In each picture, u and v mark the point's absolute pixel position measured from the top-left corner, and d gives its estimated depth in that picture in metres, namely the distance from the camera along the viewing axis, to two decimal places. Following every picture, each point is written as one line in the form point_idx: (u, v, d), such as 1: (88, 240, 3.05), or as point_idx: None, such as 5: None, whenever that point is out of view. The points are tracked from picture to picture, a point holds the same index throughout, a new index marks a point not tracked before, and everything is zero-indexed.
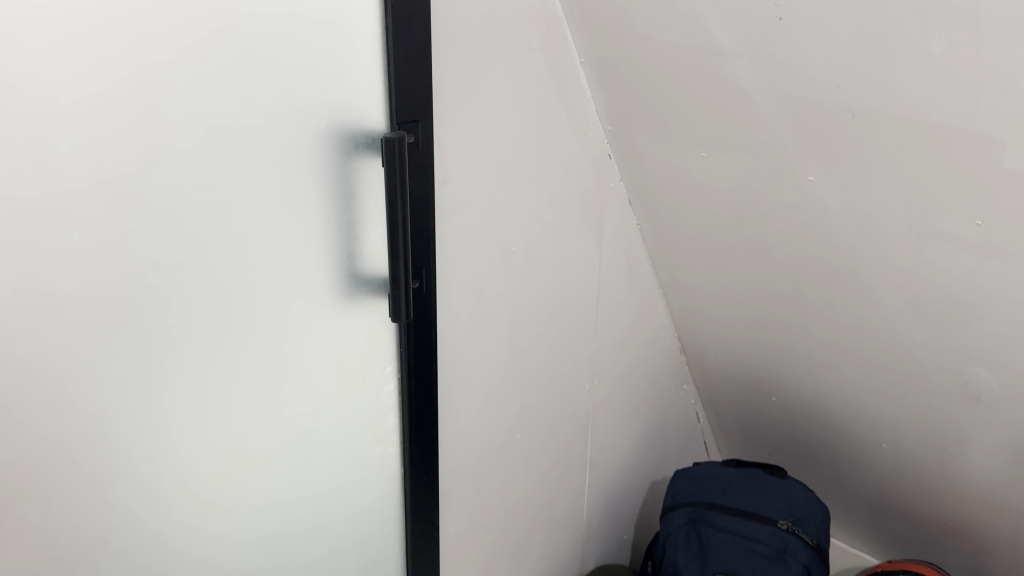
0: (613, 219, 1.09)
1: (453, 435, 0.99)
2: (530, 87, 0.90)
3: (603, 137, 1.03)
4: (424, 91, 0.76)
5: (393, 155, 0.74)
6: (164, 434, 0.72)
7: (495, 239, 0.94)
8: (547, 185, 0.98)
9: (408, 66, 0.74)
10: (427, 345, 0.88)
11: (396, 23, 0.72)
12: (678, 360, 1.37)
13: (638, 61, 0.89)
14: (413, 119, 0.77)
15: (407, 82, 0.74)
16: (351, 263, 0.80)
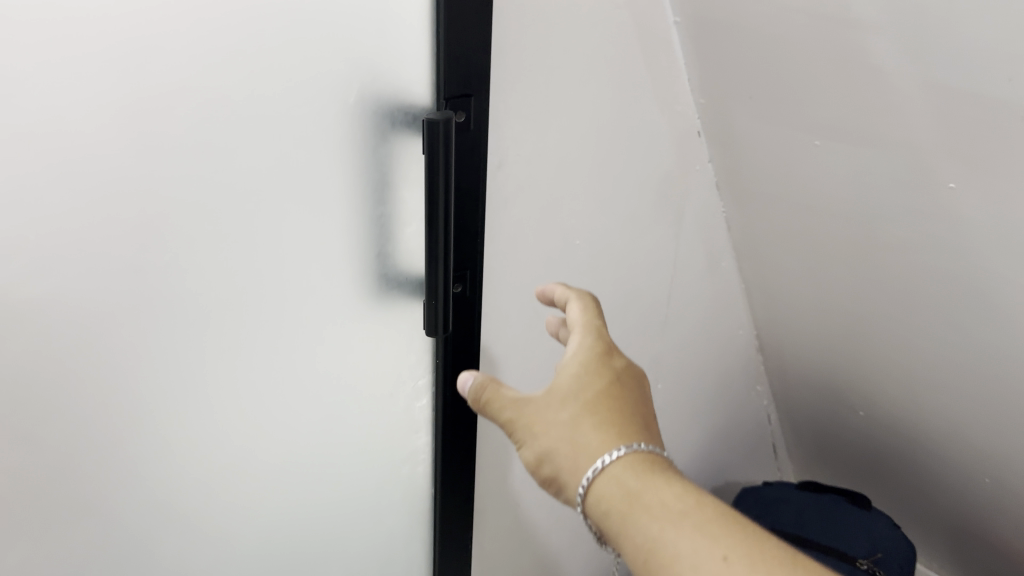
0: (695, 206, 0.94)
1: (494, 451, 0.85)
2: (611, 51, 0.74)
3: (694, 110, 0.87)
4: (482, 58, 0.61)
5: (436, 142, 0.60)
6: (156, 457, 0.62)
7: (555, 230, 0.79)
8: (622, 168, 0.83)
9: (464, 26, 0.58)
10: (469, 359, 0.74)
11: None
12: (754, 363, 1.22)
13: (748, 23, 0.73)
14: (465, 92, 0.61)
15: (460, 46, 0.59)
16: (380, 262, 0.67)
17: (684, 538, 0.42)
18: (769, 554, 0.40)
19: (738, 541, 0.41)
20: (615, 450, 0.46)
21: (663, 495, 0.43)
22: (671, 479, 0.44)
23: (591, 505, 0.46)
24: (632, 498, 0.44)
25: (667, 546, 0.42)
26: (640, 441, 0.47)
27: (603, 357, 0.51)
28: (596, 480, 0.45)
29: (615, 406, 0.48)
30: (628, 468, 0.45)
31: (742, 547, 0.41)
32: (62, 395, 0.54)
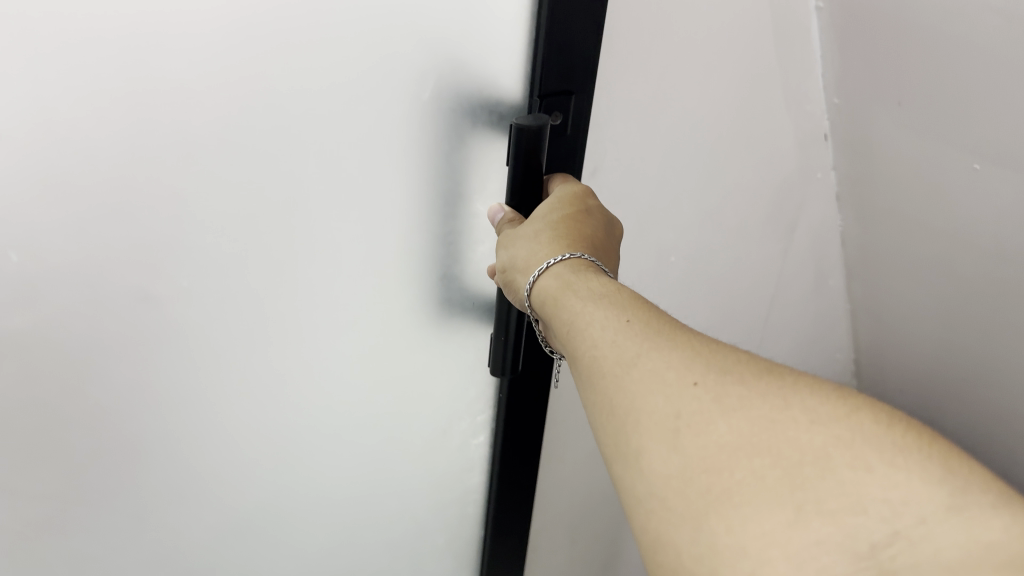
0: (810, 222, 0.81)
1: (554, 486, 0.76)
2: (741, 40, 0.61)
3: (825, 110, 0.72)
4: (591, 45, 0.48)
5: (524, 153, 0.48)
6: (166, 459, 0.56)
7: (649, 244, 0.68)
8: (734, 175, 0.70)
9: (572, 8, 0.46)
10: (535, 397, 0.64)
11: None
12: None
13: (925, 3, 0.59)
14: (565, 89, 0.49)
15: (565, 34, 0.47)
16: (443, 283, 0.57)
17: (599, 311, 0.39)
18: (676, 327, 0.37)
19: (650, 319, 0.37)
20: (561, 253, 0.42)
21: (592, 283, 0.40)
22: (612, 280, 0.41)
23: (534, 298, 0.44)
24: (565, 287, 0.41)
25: (584, 318, 0.39)
26: (590, 252, 0.43)
27: (581, 193, 0.47)
28: (541, 277, 0.43)
29: (571, 218, 0.45)
30: (571, 267, 0.42)
31: (657, 330, 0.37)
32: (48, 378, 0.49)
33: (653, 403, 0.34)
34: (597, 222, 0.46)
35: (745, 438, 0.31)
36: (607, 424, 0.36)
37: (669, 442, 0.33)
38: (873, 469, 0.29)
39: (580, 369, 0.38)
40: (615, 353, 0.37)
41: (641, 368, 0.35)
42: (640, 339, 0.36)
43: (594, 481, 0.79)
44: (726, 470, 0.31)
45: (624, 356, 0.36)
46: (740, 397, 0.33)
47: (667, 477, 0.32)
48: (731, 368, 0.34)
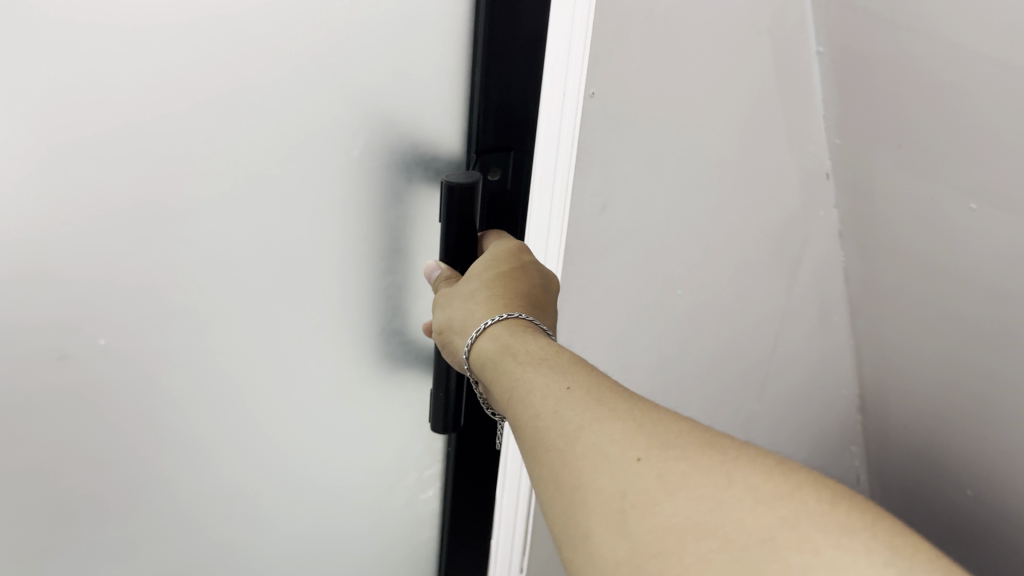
0: (814, 259, 0.83)
1: None
2: (745, 83, 0.64)
3: (827, 152, 0.75)
4: (529, 108, 0.58)
5: (455, 208, 0.55)
6: (184, 450, 0.63)
7: (657, 279, 0.70)
8: (740, 214, 0.72)
9: (505, 84, 0.57)
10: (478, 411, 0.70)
11: (496, 30, 0.54)
12: (849, 435, 1.08)
13: (930, 48, 0.62)
14: (503, 147, 0.59)
15: (501, 102, 0.57)
16: (395, 313, 0.66)
17: (538, 377, 0.43)
18: (608, 391, 0.41)
19: (587, 387, 0.41)
20: (499, 314, 0.48)
21: (531, 346, 0.45)
22: (544, 336, 0.46)
23: (475, 358, 0.49)
24: (504, 349, 0.46)
25: (527, 384, 0.43)
26: (523, 310, 0.49)
27: (516, 251, 0.55)
28: (479, 337, 0.48)
29: (505, 281, 0.51)
30: (508, 327, 0.47)
31: (588, 388, 0.41)
32: (63, 382, 0.55)
33: (598, 481, 0.37)
34: (532, 283, 0.52)
35: (688, 507, 0.34)
36: (557, 498, 0.38)
37: (616, 525, 0.35)
38: (819, 553, 0.31)
39: (524, 437, 0.42)
40: (557, 424, 0.40)
41: (584, 438, 0.38)
42: (577, 409, 0.40)
43: None
44: (675, 556, 0.33)
45: (565, 429, 0.39)
46: (682, 475, 0.35)
47: (616, 561, 0.34)
48: (670, 443, 0.37)
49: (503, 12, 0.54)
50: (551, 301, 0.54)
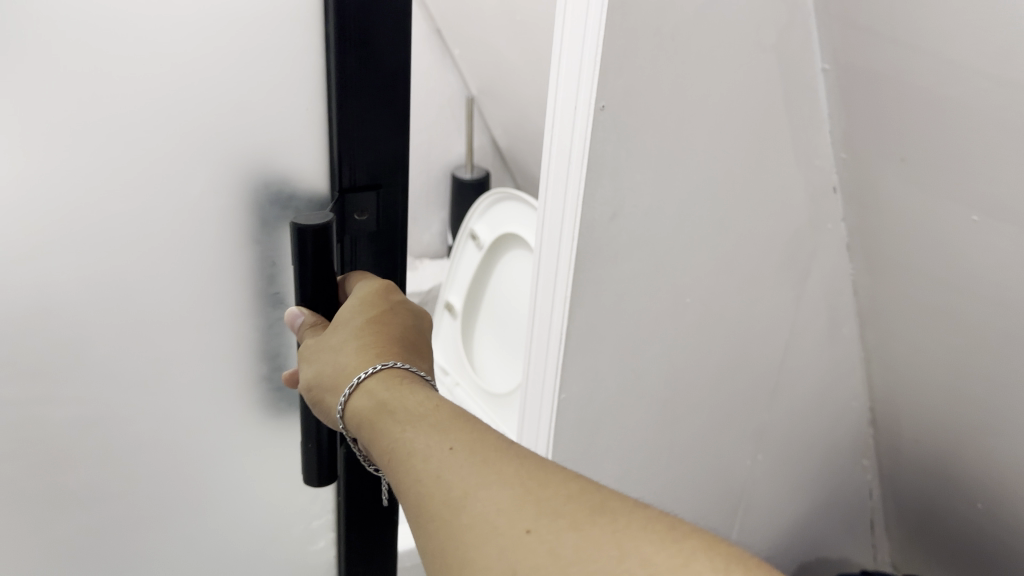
0: (822, 269, 0.85)
1: None
2: (752, 98, 0.67)
3: (834, 164, 0.78)
4: (393, 145, 0.49)
5: (308, 255, 0.47)
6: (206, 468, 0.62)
7: (668, 287, 0.72)
8: (747, 226, 0.75)
9: (364, 111, 0.47)
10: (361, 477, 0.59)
11: (353, 44, 0.45)
12: (863, 448, 1.10)
13: (921, 67, 0.63)
14: (372, 182, 0.50)
15: (363, 133, 0.48)
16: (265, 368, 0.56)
17: (419, 439, 0.41)
18: (494, 450, 0.40)
19: (471, 449, 0.40)
20: (371, 365, 0.45)
21: (409, 401, 0.43)
22: (421, 387, 0.44)
23: (349, 418, 0.45)
24: (380, 407, 0.43)
25: (406, 446, 0.41)
26: (397, 358, 0.46)
27: (383, 292, 0.50)
28: (353, 395, 0.45)
29: (380, 325, 0.48)
30: (382, 379, 0.44)
31: (471, 449, 0.40)
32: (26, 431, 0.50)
33: (489, 555, 0.36)
34: (403, 325, 0.48)
35: (591, 558, 0.34)
36: (444, 565, 0.37)
37: None
38: None
39: (408, 506, 0.40)
40: (443, 491, 0.38)
41: (473, 505, 0.37)
42: (462, 473, 0.39)
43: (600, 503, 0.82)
44: None
45: (452, 496, 0.38)
46: (575, 546, 0.35)
47: None
48: (559, 510, 0.36)
49: (354, 45, 0.45)
50: (426, 339, 0.51)
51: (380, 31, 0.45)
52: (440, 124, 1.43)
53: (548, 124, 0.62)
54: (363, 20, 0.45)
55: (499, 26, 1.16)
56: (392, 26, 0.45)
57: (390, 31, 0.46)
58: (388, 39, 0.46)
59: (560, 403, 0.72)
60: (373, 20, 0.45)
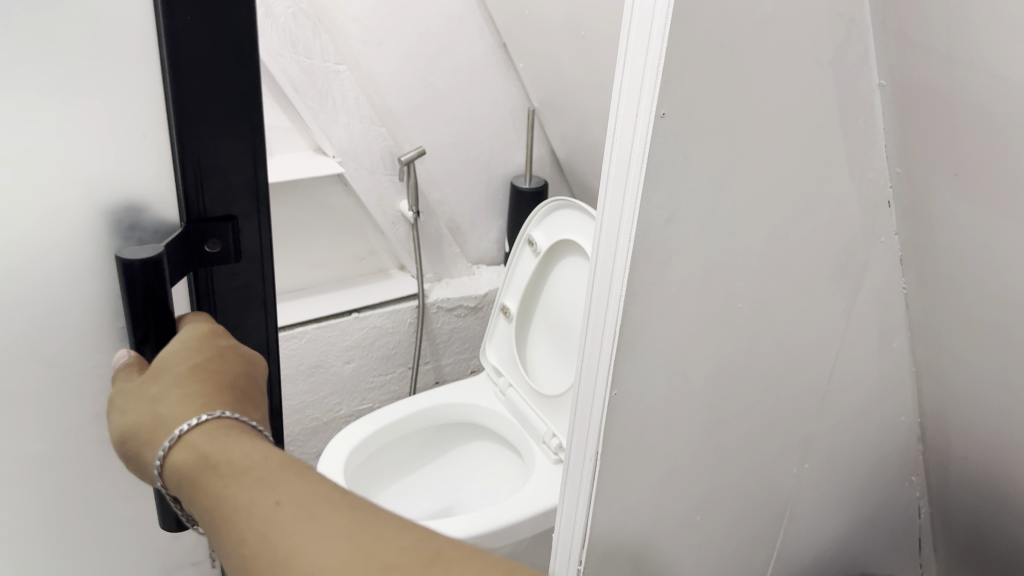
0: (874, 280, 0.86)
1: (618, 500, 0.81)
2: (807, 110, 0.70)
3: (887, 178, 0.80)
4: (246, 173, 0.51)
5: (138, 290, 0.47)
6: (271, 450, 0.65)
7: (719, 291, 0.75)
8: (800, 234, 0.77)
9: (209, 135, 0.48)
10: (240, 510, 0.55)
11: (190, 67, 0.46)
12: (910, 465, 1.10)
13: (975, 82, 0.64)
14: (227, 214, 0.52)
15: (210, 158, 0.49)
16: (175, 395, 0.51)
17: (245, 494, 0.45)
18: (315, 501, 0.45)
19: (296, 500, 0.45)
20: (195, 417, 0.47)
21: (235, 454, 0.45)
22: (242, 437, 0.47)
23: (168, 475, 0.46)
24: (202, 460, 0.45)
25: (230, 502, 0.45)
26: (225, 407, 0.48)
27: (209, 338, 0.51)
28: (173, 448, 0.46)
29: (207, 370, 0.49)
30: (202, 426, 0.46)
31: (298, 500, 0.45)
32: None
33: None
34: (229, 372, 0.50)
35: None
36: None
37: None
38: None
39: (234, 556, 0.44)
40: (274, 544, 0.43)
41: (308, 551, 0.43)
42: (289, 527, 0.44)
43: (644, 501, 0.84)
44: None
45: (283, 549, 0.43)
46: None
47: None
48: (382, 558, 0.43)
49: (195, 71, 0.46)
50: (252, 385, 0.53)
51: (221, 55, 0.46)
52: (502, 134, 1.47)
53: (611, 131, 0.66)
54: (201, 43, 0.45)
55: (562, 38, 1.20)
56: (234, 50, 0.47)
57: (235, 56, 0.47)
58: (234, 64, 0.47)
59: (611, 400, 0.74)
60: (215, 42, 0.46)
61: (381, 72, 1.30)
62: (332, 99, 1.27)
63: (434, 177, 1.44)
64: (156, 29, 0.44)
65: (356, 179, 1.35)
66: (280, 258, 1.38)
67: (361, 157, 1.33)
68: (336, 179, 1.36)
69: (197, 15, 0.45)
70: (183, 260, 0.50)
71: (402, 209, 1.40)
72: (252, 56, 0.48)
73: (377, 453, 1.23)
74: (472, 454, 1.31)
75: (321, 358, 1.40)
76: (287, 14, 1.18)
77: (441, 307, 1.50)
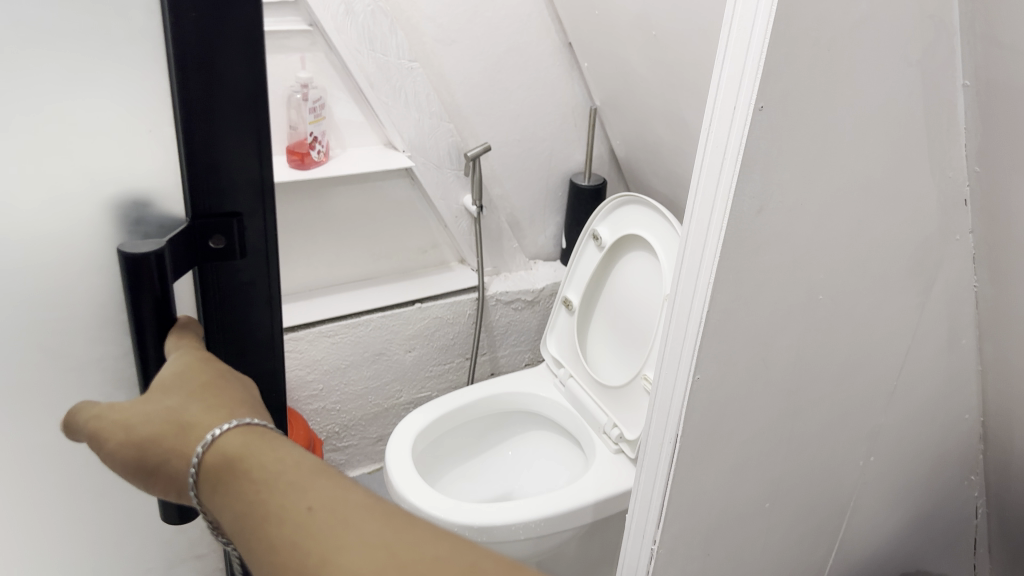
0: (946, 277, 0.88)
1: (693, 483, 0.84)
2: (895, 107, 0.72)
3: (965, 178, 0.82)
4: (252, 170, 0.47)
5: (139, 286, 0.44)
6: None
7: (801, 282, 0.77)
8: (882, 230, 0.79)
9: (211, 126, 0.45)
10: None
11: (190, 58, 0.42)
12: (969, 463, 1.11)
13: None
14: (234, 212, 0.48)
15: (216, 152, 0.46)
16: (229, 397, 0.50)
17: (276, 498, 0.42)
18: (351, 507, 0.42)
19: (329, 506, 0.42)
20: (225, 423, 0.44)
21: (268, 460, 0.43)
22: (275, 444, 0.45)
23: (202, 481, 0.44)
24: (237, 462, 0.43)
25: (262, 507, 0.42)
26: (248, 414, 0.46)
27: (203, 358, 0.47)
28: (207, 452, 0.43)
29: (217, 388, 0.46)
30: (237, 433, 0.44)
31: (330, 506, 0.42)
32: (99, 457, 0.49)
33: None
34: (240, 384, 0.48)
35: None
36: None
37: None
38: None
39: (265, 564, 0.41)
40: (304, 548, 0.40)
41: (338, 561, 0.39)
42: (320, 531, 0.41)
43: (716, 485, 0.86)
44: None
45: (313, 553, 0.40)
46: None
47: None
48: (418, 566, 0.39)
49: (200, 65, 0.43)
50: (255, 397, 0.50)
51: (227, 44, 0.43)
52: (563, 132, 1.50)
53: (707, 124, 0.69)
54: (205, 39, 0.42)
55: (632, 39, 1.23)
56: (243, 46, 0.43)
57: (240, 48, 0.43)
58: (238, 56, 0.43)
59: (693, 383, 0.77)
60: (222, 37, 0.43)
61: (452, 69, 1.34)
62: (405, 95, 1.31)
63: (497, 173, 1.47)
64: (163, 28, 0.41)
65: (424, 173, 1.38)
66: (349, 249, 1.43)
67: (430, 152, 1.37)
68: (403, 173, 1.40)
69: (204, 14, 0.41)
70: (184, 257, 0.47)
71: (466, 204, 1.44)
72: (258, 49, 0.44)
73: (441, 437, 1.27)
74: (530, 442, 1.34)
75: (385, 346, 1.46)
76: (367, 12, 1.22)
77: (500, 300, 1.54)
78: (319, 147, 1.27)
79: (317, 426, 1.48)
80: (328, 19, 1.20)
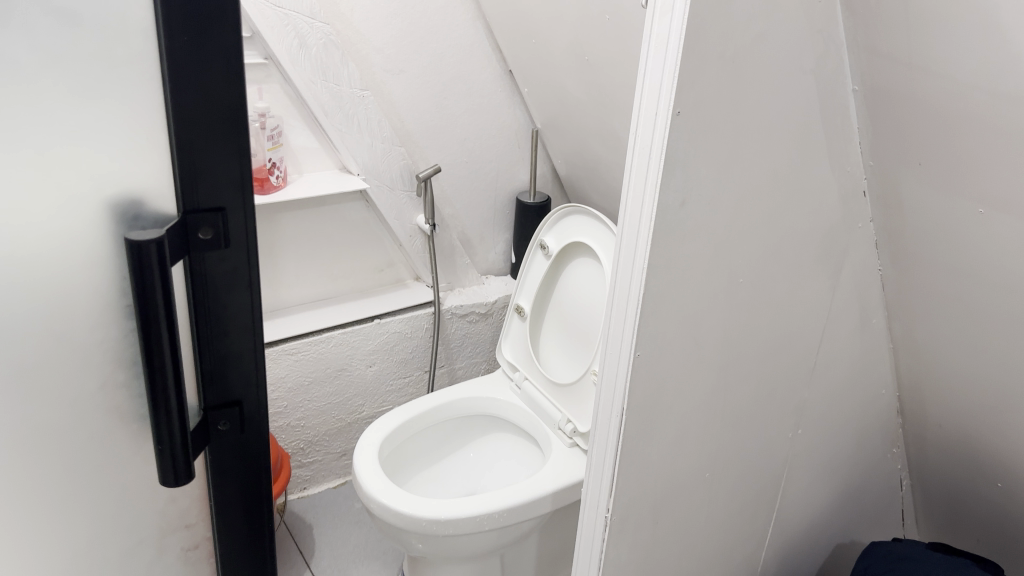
0: (853, 262, 0.99)
1: (639, 455, 0.92)
2: (794, 112, 0.83)
3: (862, 172, 0.93)
4: (233, 170, 0.52)
5: (141, 273, 0.47)
6: None
7: (724, 267, 0.87)
8: (792, 220, 0.90)
9: (197, 132, 0.49)
10: (247, 454, 0.60)
11: (178, 71, 0.47)
12: (891, 435, 1.22)
13: (924, 97, 0.78)
14: (218, 206, 0.52)
15: (202, 154, 0.50)
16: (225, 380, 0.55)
17: None
18: None
19: None
20: None
21: None
22: None
23: None
24: None
25: None
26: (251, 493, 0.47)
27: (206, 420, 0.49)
28: None
29: None
30: None
31: None
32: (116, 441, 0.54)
33: None
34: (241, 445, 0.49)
35: None
36: None
37: None
38: None
39: None
40: None
41: None
42: None
43: (660, 456, 0.95)
44: None
45: None
46: None
47: None
48: None
49: (188, 79, 0.48)
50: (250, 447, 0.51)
51: (212, 63, 0.48)
52: (506, 153, 1.60)
53: (634, 130, 0.79)
54: (190, 58, 0.47)
55: (567, 66, 1.33)
56: (224, 63, 0.48)
57: (223, 67, 0.48)
58: (220, 71, 0.48)
59: (634, 360, 0.85)
60: (205, 55, 0.48)
61: (400, 98, 1.43)
62: (358, 121, 1.39)
63: (447, 193, 1.56)
64: (158, 47, 0.46)
65: (378, 195, 1.46)
66: (308, 270, 1.50)
67: (383, 176, 1.46)
68: (358, 197, 1.48)
69: (194, 38, 0.47)
70: (179, 249, 0.50)
71: (418, 223, 1.52)
72: (239, 68, 0.49)
73: (406, 441, 1.34)
74: (491, 443, 1.42)
75: (346, 362, 1.53)
76: (320, 46, 1.30)
77: (454, 313, 1.62)
78: (277, 172, 1.34)
79: (284, 443, 1.54)
80: (283, 53, 1.28)
